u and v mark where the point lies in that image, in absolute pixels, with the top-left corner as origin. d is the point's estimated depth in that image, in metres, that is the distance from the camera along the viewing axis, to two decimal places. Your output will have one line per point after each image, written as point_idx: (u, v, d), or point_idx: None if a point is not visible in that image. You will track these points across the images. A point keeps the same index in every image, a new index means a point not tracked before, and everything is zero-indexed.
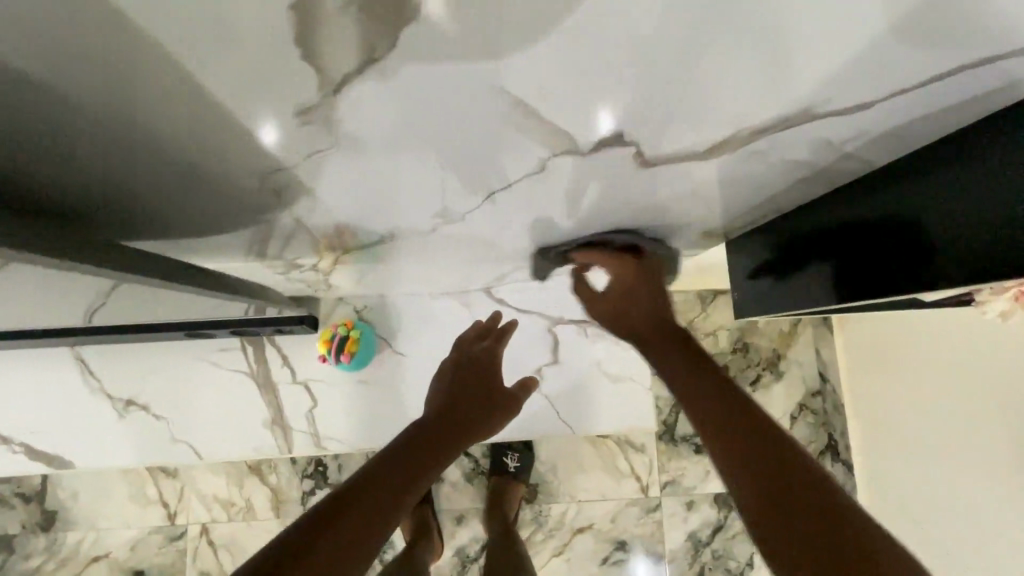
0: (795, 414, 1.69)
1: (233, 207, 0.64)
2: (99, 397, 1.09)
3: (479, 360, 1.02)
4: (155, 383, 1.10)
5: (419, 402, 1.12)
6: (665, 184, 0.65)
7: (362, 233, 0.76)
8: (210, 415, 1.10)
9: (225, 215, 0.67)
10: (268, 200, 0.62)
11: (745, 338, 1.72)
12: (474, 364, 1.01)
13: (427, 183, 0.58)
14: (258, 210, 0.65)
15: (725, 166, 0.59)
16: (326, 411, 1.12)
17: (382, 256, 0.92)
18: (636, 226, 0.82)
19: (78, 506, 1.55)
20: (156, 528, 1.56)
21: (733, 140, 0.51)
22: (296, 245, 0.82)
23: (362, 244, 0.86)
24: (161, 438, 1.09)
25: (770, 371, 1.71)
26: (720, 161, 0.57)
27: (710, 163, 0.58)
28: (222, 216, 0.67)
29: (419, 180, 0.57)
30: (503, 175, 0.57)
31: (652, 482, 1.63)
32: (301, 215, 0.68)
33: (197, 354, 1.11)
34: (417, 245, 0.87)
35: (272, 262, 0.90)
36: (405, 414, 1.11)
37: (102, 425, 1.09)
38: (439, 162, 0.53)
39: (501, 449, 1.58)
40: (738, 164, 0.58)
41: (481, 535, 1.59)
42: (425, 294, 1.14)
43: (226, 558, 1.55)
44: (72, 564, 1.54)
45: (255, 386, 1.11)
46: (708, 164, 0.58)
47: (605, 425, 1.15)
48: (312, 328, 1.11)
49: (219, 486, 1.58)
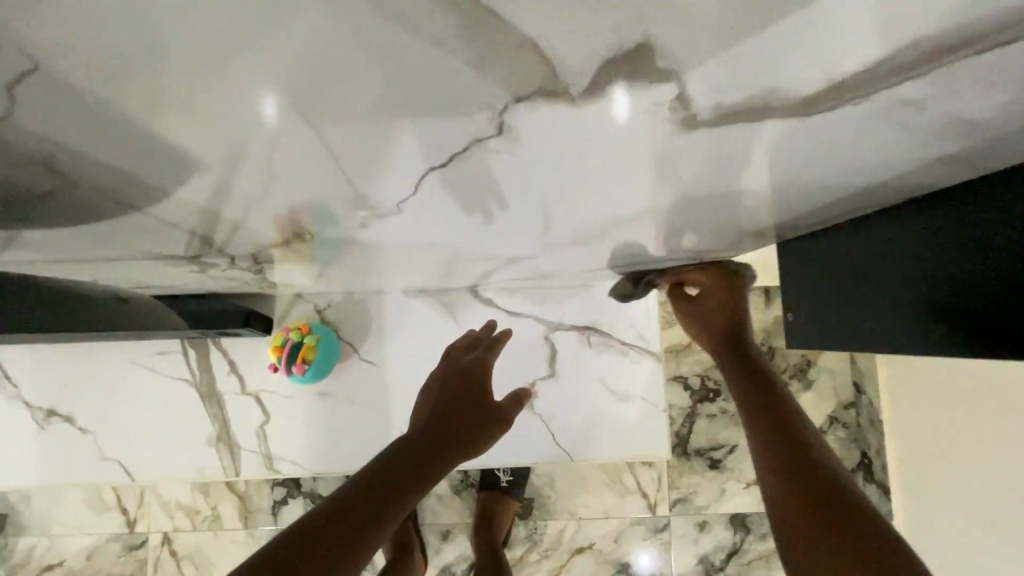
0: (824, 428, 1.51)
1: (85, 200, 0.46)
2: (17, 405, 0.94)
3: (470, 365, 0.86)
4: (82, 391, 0.94)
5: (389, 420, 0.95)
6: (704, 170, 0.46)
7: (292, 221, 0.58)
8: (146, 430, 0.94)
9: (80, 211, 0.49)
10: (125, 188, 0.44)
11: (770, 342, 1.54)
12: (467, 371, 0.85)
13: (349, 157, 0.39)
14: (122, 203, 0.47)
15: (789, 136, 0.39)
16: (281, 427, 0.95)
17: (336, 250, 0.75)
18: (654, 219, 0.63)
19: (30, 510, 1.42)
20: (115, 535, 1.43)
21: (811, 89, 0.32)
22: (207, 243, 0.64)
23: (305, 236, 0.68)
24: (89, 455, 0.94)
25: (797, 379, 1.53)
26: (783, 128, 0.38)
27: (766, 133, 0.38)
28: (76, 214, 0.49)
29: (335, 153, 0.39)
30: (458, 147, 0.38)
31: (660, 500, 1.46)
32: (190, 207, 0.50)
33: (131, 358, 0.95)
34: (375, 236, 0.69)
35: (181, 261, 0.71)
36: (371, 433, 0.95)
37: (21, 437, 0.94)
38: (348, 126, 0.34)
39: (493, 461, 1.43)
40: (809, 134, 0.39)
41: (469, 553, 1.44)
42: (399, 293, 0.96)
43: (189, 570, 1.42)
44: (24, 571, 1.41)
45: (199, 396, 0.95)
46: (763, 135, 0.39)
47: (609, 454, 0.97)
48: (264, 332, 0.94)
49: (182, 493, 1.44)
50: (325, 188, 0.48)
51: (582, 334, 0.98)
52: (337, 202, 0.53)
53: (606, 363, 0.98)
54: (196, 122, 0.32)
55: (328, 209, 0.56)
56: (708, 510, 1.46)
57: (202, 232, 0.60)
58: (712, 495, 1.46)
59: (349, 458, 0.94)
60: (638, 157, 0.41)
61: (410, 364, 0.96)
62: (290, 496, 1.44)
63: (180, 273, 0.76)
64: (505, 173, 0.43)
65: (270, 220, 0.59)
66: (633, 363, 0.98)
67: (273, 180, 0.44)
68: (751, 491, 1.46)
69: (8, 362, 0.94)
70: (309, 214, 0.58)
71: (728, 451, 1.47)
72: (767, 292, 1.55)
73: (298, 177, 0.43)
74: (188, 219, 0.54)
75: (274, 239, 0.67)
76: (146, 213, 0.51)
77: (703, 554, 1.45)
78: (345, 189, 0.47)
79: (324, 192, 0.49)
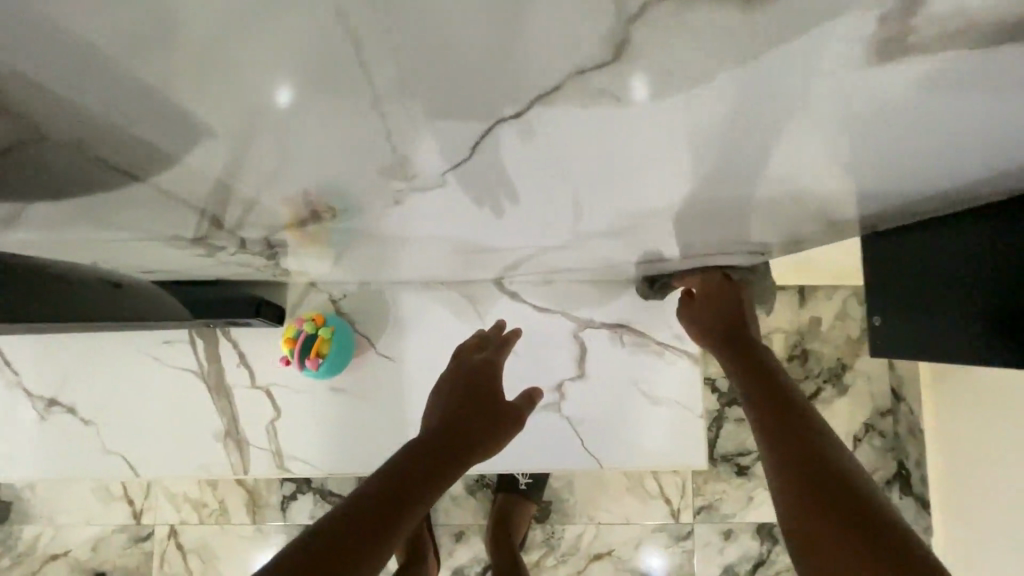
0: (858, 436, 1.44)
1: (77, 162, 0.41)
2: (17, 394, 0.89)
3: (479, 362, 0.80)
4: (83, 381, 0.89)
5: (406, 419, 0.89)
6: (789, 135, 0.39)
7: (310, 199, 0.52)
8: (150, 423, 0.89)
9: (75, 177, 0.44)
10: (121, 146, 0.39)
11: (803, 345, 1.46)
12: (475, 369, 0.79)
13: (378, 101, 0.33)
14: (120, 166, 0.42)
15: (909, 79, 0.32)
16: (291, 423, 0.89)
17: (357, 236, 0.69)
18: (712, 204, 0.56)
19: (35, 499, 1.39)
20: (121, 526, 1.39)
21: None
22: (214, 222, 0.58)
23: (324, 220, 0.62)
24: (90, 449, 0.89)
25: (831, 384, 1.45)
26: (903, 66, 0.31)
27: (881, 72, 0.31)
28: (71, 181, 0.44)
29: (361, 93, 0.32)
30: (509, 86, 0.31)
31: (684, 507, 1.40)
32: (195, 176, 0.44)
33: (134, 347, 0.89)
34: (399, 221, 0.63)
35: (187, 244, 0.65)
36: (388, 433, 0.89)
37: (20, 428, 0.89)
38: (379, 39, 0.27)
39: None
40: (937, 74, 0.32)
41: (483, 556, 1.39)
42: (419, 284, 0.90)
43: (195, 564, 1.38)
44: (29, 561, 1.38)
45: (206, 389, 0.89)
46: (877, 76, 0.32)
47: (641, 461, 0.91)
48: (276, 322, 0.88)
49: (189, 485, 1.40)
50: (350, 157, 0.42)
51: (614, 332, 0.92)
52: (361, 177, 0.47)
53: (639, 364, 0.92)
54: (187, 30, 0.26)
55: (350, 187, 0.50)
56: (734, 518, 1.39)
57: (208, 211, 0.55)
58: (738, 502, 1.39)
59: (363, 458, 0.89)
60: (713, 106, 0.35)
61: (429, 361, 0.89)
62: (299, 492, 1.40)
63: (183, 256, 0.71)
64: (557, 126, 0.37)
65: (287, 200, 0.53)
66: (669, 364, 0.91)
67: (287, 137, 0.38)
68: None
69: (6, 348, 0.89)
70: (330, 193, 0.52)
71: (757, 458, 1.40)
72: (801, 291, 1.47)
73: (317, 130, 0.37)
74: (193, 192, 0.48)
75: (290, 223, 0.61)
76: (146, 182, 0.45)
77: (728, 564, 1.38)
78: (371, 154, 0.41)
79: (348, 162, 0.43)
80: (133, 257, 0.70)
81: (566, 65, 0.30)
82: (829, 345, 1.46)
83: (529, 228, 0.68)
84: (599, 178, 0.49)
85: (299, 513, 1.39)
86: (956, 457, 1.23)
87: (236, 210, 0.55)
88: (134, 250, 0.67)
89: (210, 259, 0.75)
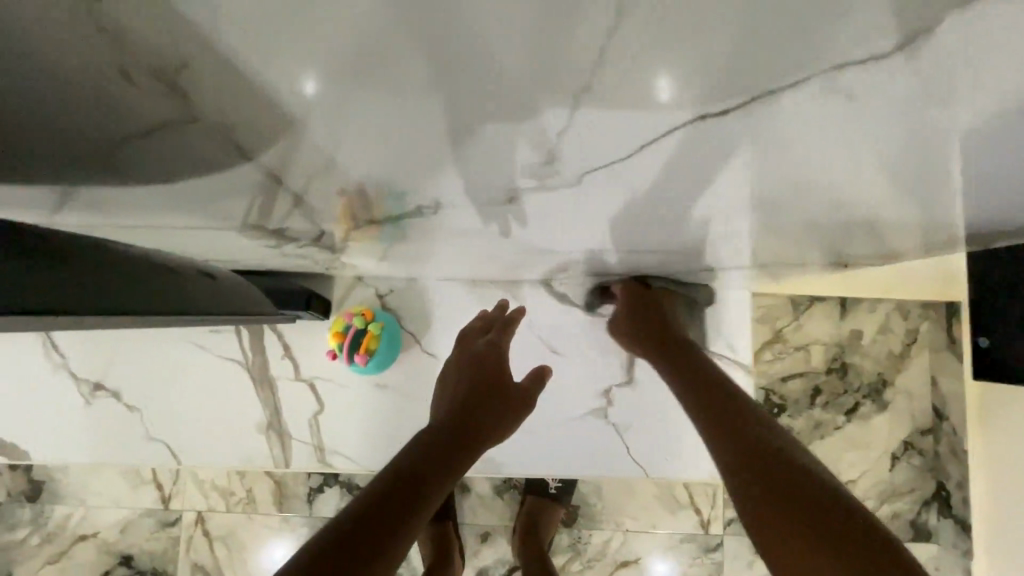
0: (897, 453, 1.40)
1: (166, 140, 0.40)
2: (63, 377, 0.89)
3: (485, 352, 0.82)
4: (128, 367, 0.89)
5: None
6: (917, 134, 0.37)
7: (387, 190, 0.51)
8: (194, 412, 0.88)
9: (160, 156, 0.43)
10: (215, 128, 0.38)
11: (843, 357, 1.42)
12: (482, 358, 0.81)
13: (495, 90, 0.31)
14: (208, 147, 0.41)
15: None
16: (334, 417, 0.89)
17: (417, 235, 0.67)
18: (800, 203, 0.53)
19: (67, 479, 1.41)
20: (149, 510, 1.40)
21: None
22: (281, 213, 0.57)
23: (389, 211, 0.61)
24: (135, 435, 0.89)
25: (871, 399, 1.41)
26: None
27: None
28: (154, 159, 0.44)
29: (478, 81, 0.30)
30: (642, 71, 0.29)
31: (714, 518, 1.37)
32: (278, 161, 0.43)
33: (180, 335, 0.89)
34: (464, 218, 0.62)
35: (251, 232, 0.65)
36: None
37: (66, 410, 0.89)
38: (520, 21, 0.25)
39: None
40: None
41: (508, 558, 1.38)
42: (467, 282, 0.89)
43: (222, 551, 1.38)
44: (59, 540, 1.40)
45: (250, 380, 0.89)
46: None
47: (688, 471, 0.88)
48: (322, 315, 0.88)
49: (218, 472, 1.41)
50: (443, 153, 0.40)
51: None
52: (446, 173, 0.45)
53: None
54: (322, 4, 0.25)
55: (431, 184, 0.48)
56: None
57: (283, 200, 0.54)
58: None
59: None
60: (849, 103, 0.33)
61: None
62: (326, 484, 1.40)
63: (236, 246, 0.70)
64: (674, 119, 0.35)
65: (362, 190, 0.52)
66: None
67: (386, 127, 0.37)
68: None
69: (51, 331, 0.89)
70: (408, 186, 0.50)
71: None
72: (843, 302, 1.43)
73: (422, 123, 0.36)
74: (271, 176, 0.47)
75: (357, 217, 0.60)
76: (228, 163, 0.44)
77: None
78: (469, 152, 0.40)
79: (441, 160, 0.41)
80: (199, 245, 0.70)
81: (713, 52, 0.28)
82: (869, 359, 1.42)
83: (593, 230, 0.66)
84: (693, 176, 0.47)
85: (325, 506, 1.39)
86: (996, 479, 1.19)
87: (305, 200, 0.54)
88: (202, 238, 0.67)
89: (267, 249, 0.74)
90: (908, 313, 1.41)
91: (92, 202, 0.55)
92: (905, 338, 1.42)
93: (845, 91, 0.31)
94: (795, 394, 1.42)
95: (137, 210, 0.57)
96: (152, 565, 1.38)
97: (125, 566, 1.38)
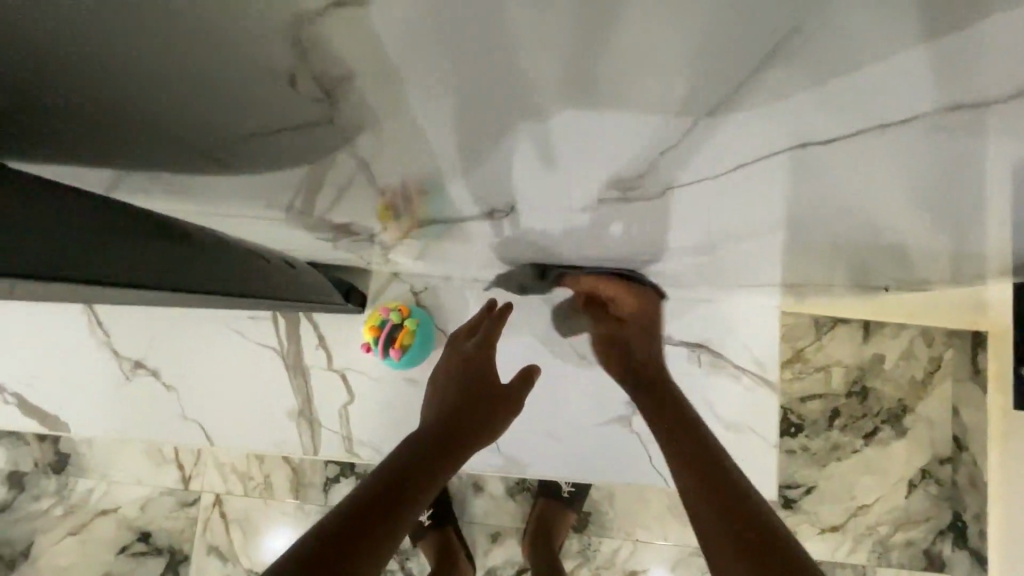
0: (914, 481, 1.39)
1: (243, 127, 0.41)
2: (105, 354, 0.92)
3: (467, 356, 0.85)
4: (169, 348, 0.92)
5: None
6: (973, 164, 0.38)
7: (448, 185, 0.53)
8: (231, 396, 0.91)
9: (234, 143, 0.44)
10: (301, 114, 0.38)
11: (863, 381, 1.42)
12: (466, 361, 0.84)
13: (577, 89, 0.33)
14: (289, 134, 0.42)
15: None
16: (364, 410, 0.91)
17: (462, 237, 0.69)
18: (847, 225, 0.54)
19: (91, 454, 1.44)
20: (169, 489, 1.43)
21: None
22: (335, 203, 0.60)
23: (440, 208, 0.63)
24: (171, 415, 0.91)
25: (890, 425, 1.41)
26: None
27: None
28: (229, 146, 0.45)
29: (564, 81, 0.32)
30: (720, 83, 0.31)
31: None
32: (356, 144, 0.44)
33: (220, 319, 0.92)
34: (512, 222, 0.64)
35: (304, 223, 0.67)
36: None
37: (104, 387, 0.92)
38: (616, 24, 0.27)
39: None
40: None
41: (517, 559, 1.39)
42: (501, 284, 0.91)
43: (237, 534, 1.41)
44: (80, 513, 1.43)
45: (286, 368, 0.91)
46: None
47: None
48: (358, 309, 0.90)
49: (237, 456, 1.43)
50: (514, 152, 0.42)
51: (693, 351, 0.91)
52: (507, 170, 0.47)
53: (715, 386, 0.90)
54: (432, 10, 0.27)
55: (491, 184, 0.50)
56: None
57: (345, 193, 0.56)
58: None
59: None
60: (912, 135, 0.35)
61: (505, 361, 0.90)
62: (342, 474, 1.42)
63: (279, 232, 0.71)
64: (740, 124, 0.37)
65: (423, 186, 0.54)
66: (746, 390, 0.90)
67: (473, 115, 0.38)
68: (825, 538, 1.39)
69: (95, 309, 0.92)
70: (468, 183, 0.53)
71: (805, 492, 1.40)
72: (867, 325, 1.42)
73: (506, 110, 0.37)
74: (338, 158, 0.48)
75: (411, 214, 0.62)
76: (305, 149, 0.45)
77: None
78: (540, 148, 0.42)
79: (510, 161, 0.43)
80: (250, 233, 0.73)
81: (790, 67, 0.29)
82: (890, 384, 1.41)
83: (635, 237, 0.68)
84: (748, 188, 0.48)
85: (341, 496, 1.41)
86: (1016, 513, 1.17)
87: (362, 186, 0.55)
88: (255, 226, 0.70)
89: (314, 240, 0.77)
90: (933, 339, 1.40)
91: (155, 185, 0.56)
92: (928, 366, 1.41)
93: (917, 107, 0.33)
94: (813, 415, 1.42)
95: (199, 194, 0.58)
96: (170, 544, 1.41)
97: (144, 543, 1.42)
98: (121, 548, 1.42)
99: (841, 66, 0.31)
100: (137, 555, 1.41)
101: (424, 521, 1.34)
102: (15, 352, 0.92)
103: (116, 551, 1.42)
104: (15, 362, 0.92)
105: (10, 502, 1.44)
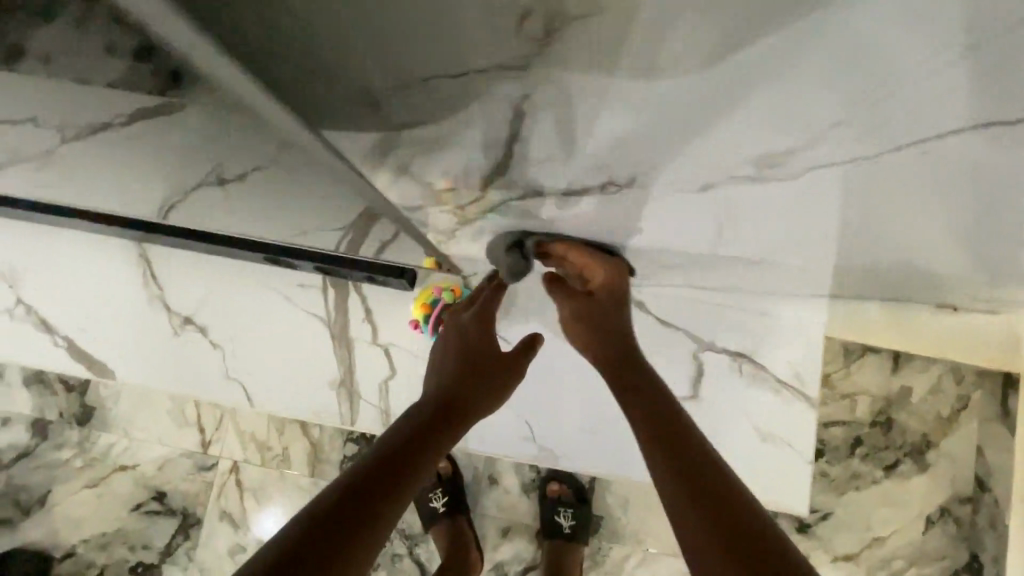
0: (932, 517, 1.38)
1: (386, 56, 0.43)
2: (156, 306, 0.94)
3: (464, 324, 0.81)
4: (219, 307, 0.93)
5: (515, 404, 0.93)
6: None
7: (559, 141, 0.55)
8: (275, 359, 0.93)
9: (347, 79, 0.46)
10: (427, 47, 0.41)
11: (888, 413, 1.41)
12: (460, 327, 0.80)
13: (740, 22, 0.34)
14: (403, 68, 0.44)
15: None
16: (404, 386, 0.92)
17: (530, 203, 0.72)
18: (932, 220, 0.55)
19: (116, 409, 1.46)
20: (188, 452, 1.45)
21: None
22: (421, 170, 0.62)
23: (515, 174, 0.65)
24: (215, 372, 0.93)
25: (912, 459, 1.40)
26: None
27: None
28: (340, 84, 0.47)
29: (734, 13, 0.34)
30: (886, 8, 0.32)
31: None
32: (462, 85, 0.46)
33: (270, 284, 0.93)
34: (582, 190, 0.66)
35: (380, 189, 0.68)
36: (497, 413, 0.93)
37: (153, 339, 0.94)
38: None
39: (551, 507, 1.35)
40: None
41: (526, 557, 1.39)
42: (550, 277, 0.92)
43: (250, 503, 1.42)
44: (99, 466, 1.45)
45: (331, 338, 0.93)
46: None
47: None
48: (409, 286, 0.89)
49: (258, 426, 1.45)
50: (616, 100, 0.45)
51: (734, 360, 0.91)
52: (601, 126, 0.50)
53: (753, 396, 0.90)
54: None
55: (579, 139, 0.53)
56: None
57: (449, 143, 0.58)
58: None
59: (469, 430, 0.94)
60: None
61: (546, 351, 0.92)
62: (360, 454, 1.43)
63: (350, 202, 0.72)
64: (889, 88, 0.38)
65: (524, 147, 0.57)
66: (785, 404, 0.90)
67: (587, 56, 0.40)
68: (836, 566, 1.38)
69: (152, 262, 0.93)
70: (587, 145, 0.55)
71: (821, 517, 1.39)
72: (897, 356, 1.41)
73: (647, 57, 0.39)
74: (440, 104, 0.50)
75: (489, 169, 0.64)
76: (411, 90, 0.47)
77: None
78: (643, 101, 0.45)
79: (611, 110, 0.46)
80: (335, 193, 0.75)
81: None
82: (915, 418, 1.40)
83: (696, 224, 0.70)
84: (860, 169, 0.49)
85: None
86: None
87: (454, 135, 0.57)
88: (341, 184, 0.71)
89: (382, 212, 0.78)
90: (962, 378, 1.39)
91: None
92: (956, 403, 1.40)
93: None
94: (835, 441, 1.41)
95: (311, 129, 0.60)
96: (184, 506, 1.43)
97: (158, 502, 1.43)
98: (135, 505, 1.43)
99: (969, 42, 0.33)
100: (150, 513, 1.43)
101: (437, 508, 1.35)
102: (71, 296, 0.94)
103: (130, 507, 1.43)
104: (70, 306, 0.94)
105: (32, 449, 1.46)
